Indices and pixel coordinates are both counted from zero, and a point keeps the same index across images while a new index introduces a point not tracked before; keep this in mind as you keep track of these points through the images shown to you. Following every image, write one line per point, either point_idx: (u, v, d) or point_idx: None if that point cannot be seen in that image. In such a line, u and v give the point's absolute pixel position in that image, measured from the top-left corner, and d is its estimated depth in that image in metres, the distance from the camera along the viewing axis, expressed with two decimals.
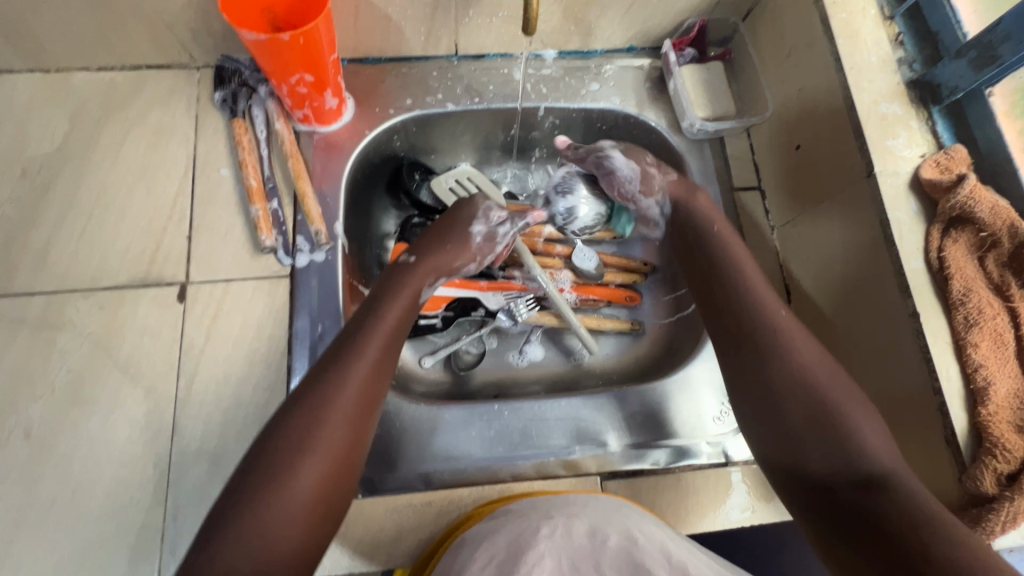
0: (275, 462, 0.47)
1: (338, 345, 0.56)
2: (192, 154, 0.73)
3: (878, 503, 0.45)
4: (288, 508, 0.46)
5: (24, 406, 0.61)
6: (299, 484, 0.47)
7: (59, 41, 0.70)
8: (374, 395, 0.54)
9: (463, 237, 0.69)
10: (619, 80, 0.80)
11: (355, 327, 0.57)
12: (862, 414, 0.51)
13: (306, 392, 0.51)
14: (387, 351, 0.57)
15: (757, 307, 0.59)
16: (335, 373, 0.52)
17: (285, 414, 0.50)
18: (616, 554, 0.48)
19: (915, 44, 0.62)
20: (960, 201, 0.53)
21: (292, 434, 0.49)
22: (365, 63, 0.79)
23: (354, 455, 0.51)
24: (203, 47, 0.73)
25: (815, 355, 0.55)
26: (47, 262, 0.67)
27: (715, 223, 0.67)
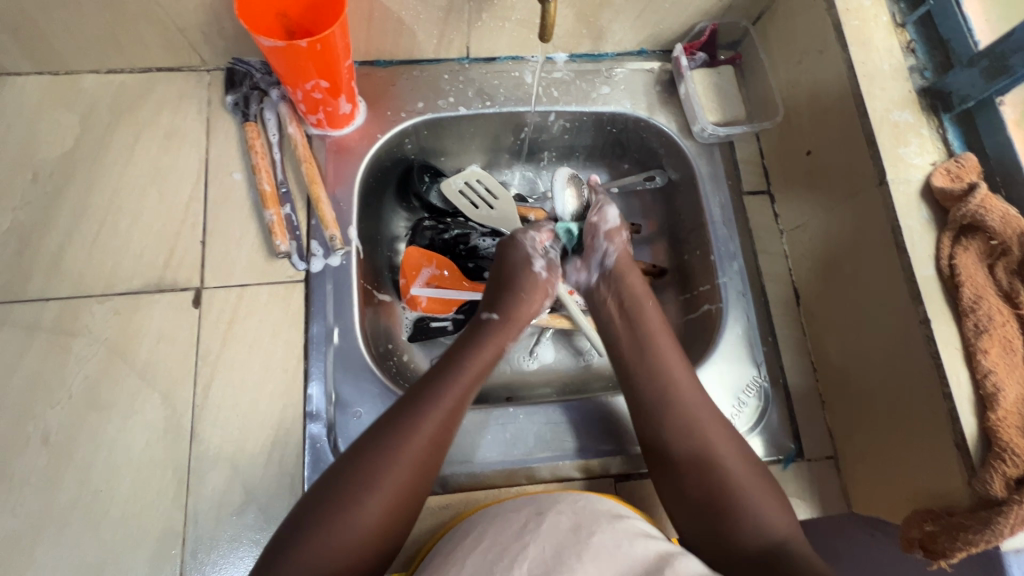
0: (353, 487, 0.49)
1: (422, 385, 0.58)
2: (204, 158, 0.73)
3: (785, 569, 0.48)
4: (351, 535, 0.47)
5: (42, 411, 0.62)
6: (363, 514, 0.49)
7: (69, 43, 0.69)
8: (446, 441, 0.56)
9: (533, 278, 0.69)
10: (629, 83, 0.80)
11: (441, 366, 0.60)
12: (762, 490, 0.54)
13: (386, 430, 0.53)
14: (466, 397, 0.58)
15: (705, 452, 0.56)
16: (415, 413, 0.54)
17: (367, 440, 0.53)
18: (597, 546, 0.48)
19: (927, 52, 0.63)
20: (970, 210, 0.54)
21: (370, 467, 0.51)
22: (376, 65, 0.79)
23: (415, 498, 0.52)
24: (214, 49, 0.72)
25: (747, 467, 0.55)
26: (61, 267, 0.67)
27: (646, 299, 0.68)
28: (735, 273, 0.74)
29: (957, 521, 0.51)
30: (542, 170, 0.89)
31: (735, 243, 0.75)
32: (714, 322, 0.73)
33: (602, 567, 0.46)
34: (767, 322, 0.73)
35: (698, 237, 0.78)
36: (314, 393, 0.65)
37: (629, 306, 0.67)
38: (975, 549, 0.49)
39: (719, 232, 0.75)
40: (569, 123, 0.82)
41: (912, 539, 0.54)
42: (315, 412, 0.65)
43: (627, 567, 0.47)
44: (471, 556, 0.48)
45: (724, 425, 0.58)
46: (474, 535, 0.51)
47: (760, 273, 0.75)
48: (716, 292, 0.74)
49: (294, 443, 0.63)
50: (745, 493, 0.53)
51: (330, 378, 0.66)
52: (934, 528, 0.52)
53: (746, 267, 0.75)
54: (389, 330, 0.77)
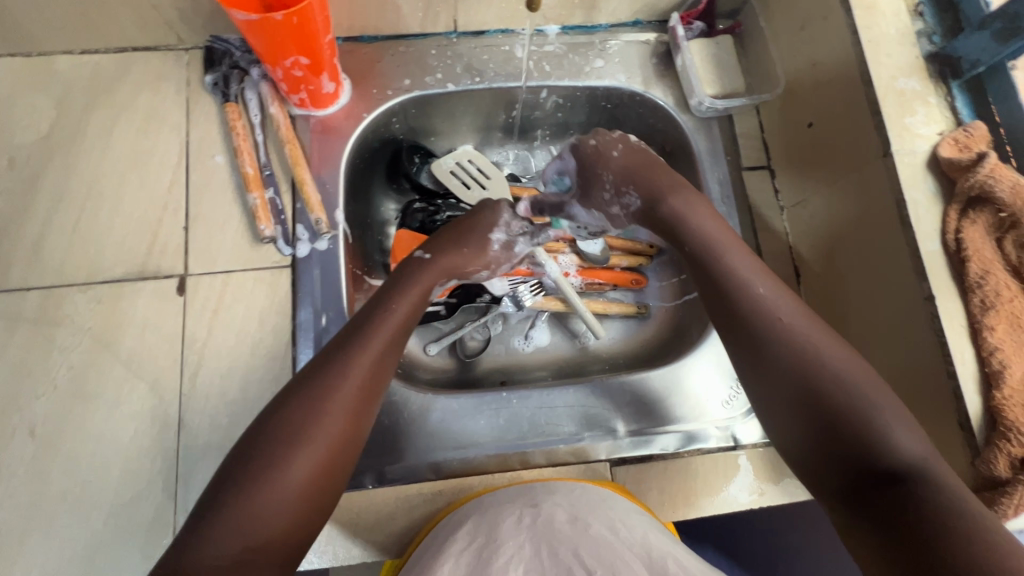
0: (263, 455, 0.45)
1: (344, 334, 0.53)
2: (185, 141, 0.70)
3: (908, 504, 0.40)
4: (267, 507, 0.43)
5: (26, 403, 0.61)
6: (285, 479, 0.45)
7: (40, 23, 0.66)
8: (374, 388, 0.52)
9: (481, 238, 0.64)
10: (624, 56, 0.77)
11: (363, 319, 0.55)
12: (888, 402, 0.45)
13: (303, 384, 0.49)
14: (389, 345, 0.54)
15: (809, 354, 0.48)
16: (334, 363, 0.50)
17: (279, 404, 0.48)
18: (593, 542, 0.47)
19: (936, 15, 0.60)
20: (979, 180, 0.52)
21: (287, 428, 0.46)
22: (360, 42, 0.76)
23: (346, 457, 0.49)
24: (191, 27, 0.70)
25: (868, 383, 0.46)
26: (42, 256, 0.65)
27: (691, 218, 0.58)
28: None
29: None
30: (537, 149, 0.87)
31: (734, 220, 0.73)
32: None
33: (598, 555, 0.45)
34: None
35: None
36: None
37: (673, 228, 0.58)
38: None
39: (717, 210, 0.73)
40: (562, 99, 0.79)
41: None
42: None
43: (623, 551, 0.46)
44: (464, 552, 0.47)
45: (826, 330, 0.50)
46: (467, 527, 0.51)
47: (760, 252, 0.73)
48: None
49: None
50: (868, 395, 0.45)
51: None
52: None
53: (745, 246, 0.73)
54: None
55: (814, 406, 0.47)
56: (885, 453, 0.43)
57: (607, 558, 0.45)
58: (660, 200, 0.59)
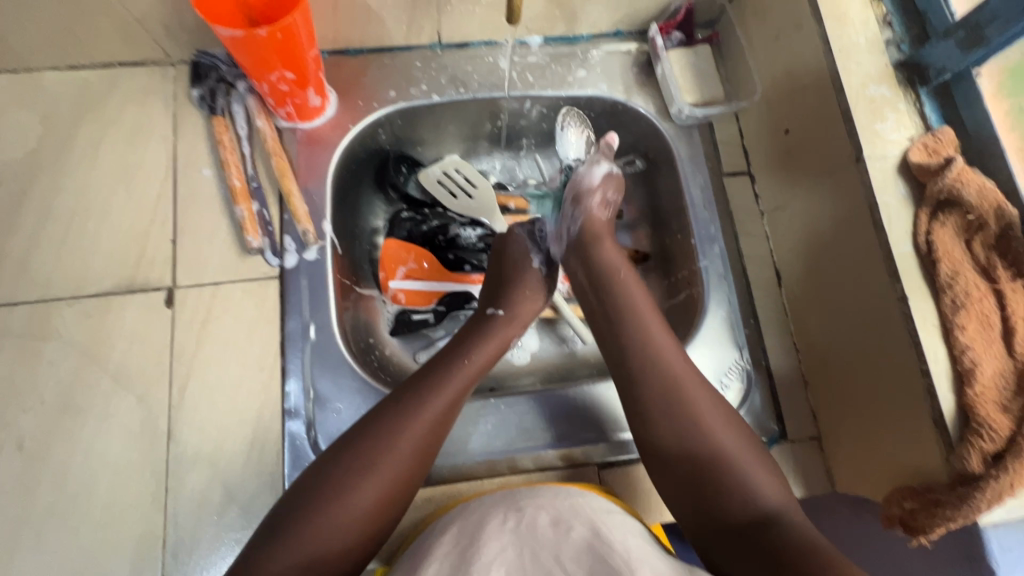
0: (342, 471, 0.49)
1: (422, 375, 0.58)
2: (172, 154, 0.71)
3: (779, 534, 0.46)
4: (345, 520, 0.47)
5: (14, 418, 0.61)
6: (353, 501, 0.48)
7: (26, 39, 0.67)
8: (447, 428, 0.55)
9: (535, 275, 0.69)
10: (606, 65, 0.79)
11: (444, 356, 0.60)
12: (756, 460, 0.52)
13: (384, 417, 0.53)
14: (467, 388, 0.58)
15: (693, 419, 0.54)
16: (414, 399, 0.54)
17: (361, 430, 0.53)
18: (575, 545, 0.48)
19: (904, 24, 0.62)
20: (947, 184, 0.53)
21: (369, 449, 0.51)
22: (345, 54, 0.77)
23: (406, 490, 0.52)
24: (177, 42, 0.70)
25: (732, 435, 0.53)
26: (30, 270, 0.65)
27: (623, 270, 0.65)
28: (716, 256, 0.73)
29: (935, 498, 0.51)
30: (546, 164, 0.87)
31: (716, 225, 0.74)
32: (696, 306, 0.73)
33: (578, 557, 0.47)
34: (749, 303, 0.72)
35: (678, 221, 0.77)
36: (292, 390, 0.64)
37: (603, 282, 0.64)
38: (953, 524, 0.49)
39: (700, 214, 0.74)
40: (546, 109, 0.80)
41: (892, 516, 0.54)
42: (293, 410, 0.64)
43: (604, 553, 0.47)
44: (449, 554, 0.48)
45: (707, 389, 0.56)
46: (452, 531, 0.51)
47: (741, 255, 0.74)
48: (697, 277, 0.73)
49: (273, 441, 0.62)
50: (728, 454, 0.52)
51: (308, 374, 0.65)
52: (914, 505, 0.52)
53: (727, 250, 0.74)
54: (369, 324, 0.76)
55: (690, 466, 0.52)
56: (740, 504, 0.49)
57: (586, 560, 0.46)
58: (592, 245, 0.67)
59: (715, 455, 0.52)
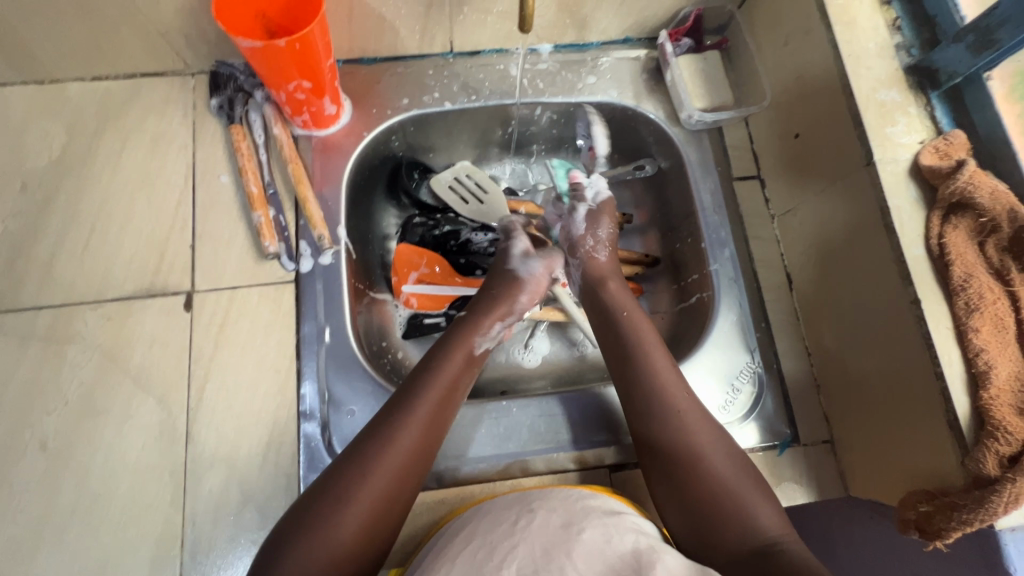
0: (321, 502, 0.49)
1: (398, 395, 0.57)
2: (191, 162, 0.73)
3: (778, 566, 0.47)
4: (330, 552, 0.47)
5: (38, 419, 0.62)
6: (351, 516, 0.49)
7: (52, 50, 0.69)
8: (427, 448, 0.55)
9: (507, 275, 0.71)
10: (615, 72, 0.80)
11: (416, 373, 0.60)
12: (752, 491, 0.53)
13: (375, 430, 0.54)
14: (454, 393, 0.60)
15: (696, 454, 0.56)
16: (403, 409, 0.56)
17: (340, 461, 0.53)
18: (587, 545, 0.48)
19: (914, 29, 0.62)
20: (959, 186, 0.53)
21: (346, 478, 0.51)
22: (359, 63, 0.79)
23: (402, 500, 0.53)
24: (197, 53, 0.72)
25: (736, 466, 0.55)
26: (54, 275, 0.67)
27: (644, 342, 0.63)
28: (726, 260, 0.73)
29: (951, 501, 0.50)
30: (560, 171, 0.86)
31: (726, 229, 0.74)
32: (707, 310, 0.73)
33: (590, 560, 0.47)
34: (760, 307, 0.72)
35: (688, 225, 0.78)
36: (307, 392, 0.65)
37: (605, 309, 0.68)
38: (969, 528, 0.49)
39: (710, 219, 0.75)
40: (556, 115, 0.81)
41: (908, 520, 0.54)
42: (309, 412, 0.65)
43: (615, 560, 0.47)
44: (463, 554, 0.49)
45: (709, 422, 0.58)
46: (467, 532, 0.51)
47: (752, 259, 0.74)
48: (708, 281, 0.74)
49: (289, 443, 0.63)
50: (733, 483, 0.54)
51: (323, 377, 0.66)
52: (929, 508, 0.52)
53: (738, 254, 0.74)
54: (383, 328, 0.77)
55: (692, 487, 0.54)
56: (740, 532, 0.51)
57: (597, 564, 0.46)
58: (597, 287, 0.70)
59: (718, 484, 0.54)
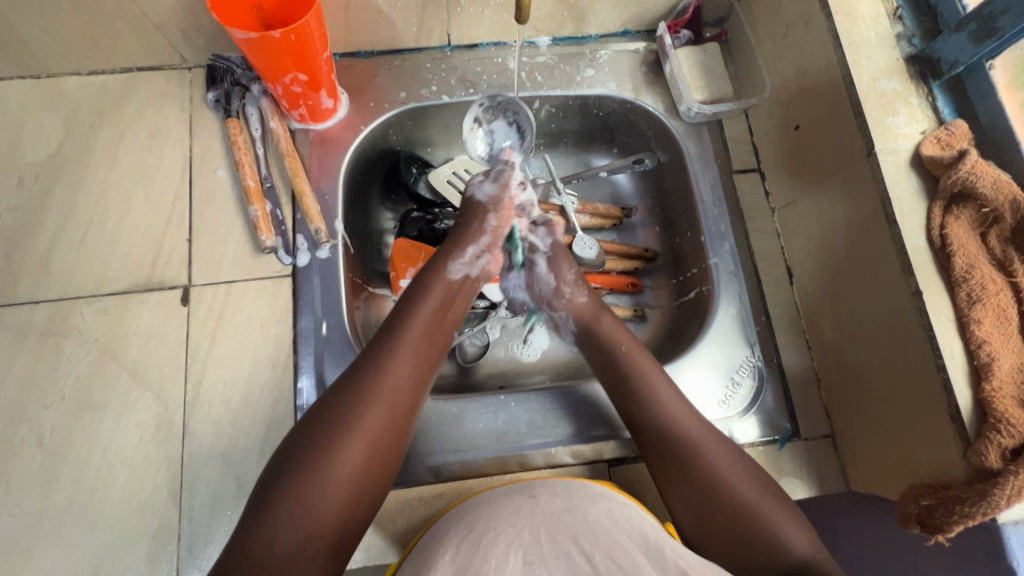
0: (315, 444, 0.49)
1: (384, 331, 0.57)
2: (188, 156, 0.72)
3: None
4: (328, 491, 0.48)
5: (35, 413, 0.62)
6: (337, 471, 0.49)
7: (48, 44, 0.69)
8: (419, 384, 0.55)
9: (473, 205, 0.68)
10: (614, 64, 0.79)
11: (402, 308, 0.59)
12: (777, 508, 0.52)
13: (353, 378, 0.53)
14: (429, 333, 0.59)
15: (709, 468, 0.54)
16: (381, 355, 0.55)
17: (330, 400, 0.52)
18: (593, 528, 0.48)
19: (915, 18, 0.61)
20: (962, 175, 0.52)
21: (339, 416, 0.51)
22: (357, 57, 0.78)
23: (389, 447, 0.52)
24: (193, 46, 0.72)
25: (749, 477, 0.54)
26: (51, 269, 0.67)
27: (624, 344, 0.63)
28: (726, 253, 0.73)
29: (953, 495, 0.50)
30: (523, 142, 0.77)
31: (726, 222, 0.74)
32: (707, 304, 0.72)
33: (594, 540, 0.47)
34: (760, 301, 0.72)
35: (688, 219, 0.77)
36: (304, 387, 0.65)
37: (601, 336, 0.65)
38: (971, 522, 0.48)
39: (709, 212, 0.74)
40: (555, 108, 0.81)
41: (909, 513, 0.53)
42: (306, 406, 0.64)
43: (621, 537, 0.47)
44: (464, 541, 0.48)
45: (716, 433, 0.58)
46: (467, 519, 0.51)
47: (752, 253, 0.74)
48: (707, 274, 0.73)
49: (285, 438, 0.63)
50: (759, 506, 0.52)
51: (320, 371, 0.66)
52: (931, 501, 0.51)
53: (738, 247, 0.74)
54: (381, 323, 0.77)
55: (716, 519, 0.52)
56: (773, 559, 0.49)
57: (603, 543, 0.47)
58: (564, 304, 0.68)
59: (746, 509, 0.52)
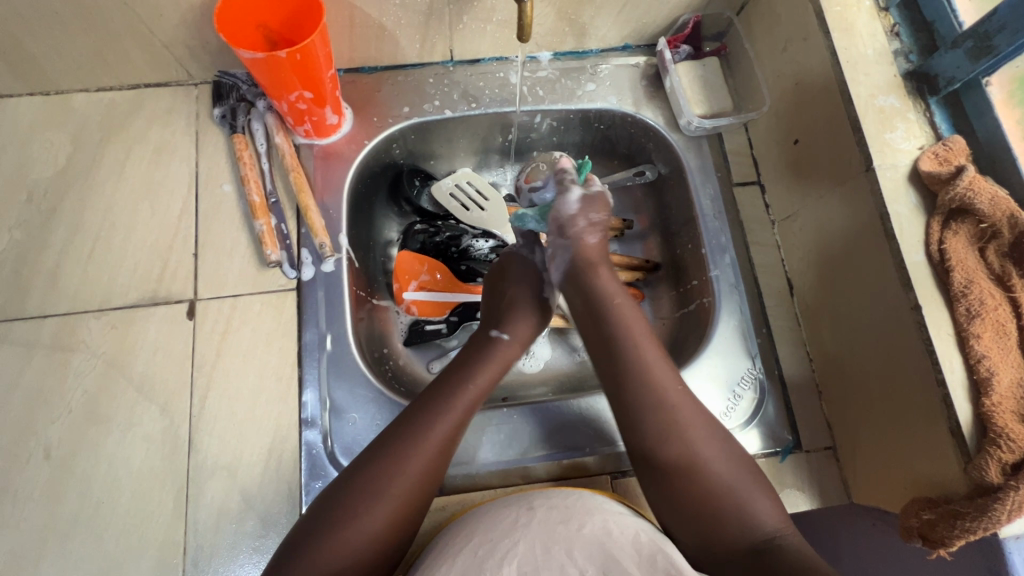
0: (351, 495, 0.51)
1: (430, 393, 0.59)
2: (194, 171, 0.73)
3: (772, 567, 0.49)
4: (358, 537, 0.50)
5: (43, 427, 0.63)
6: (369, 519, 0.51)
7: (57, 62, 0.70)
8: (453, 447, 0.57)
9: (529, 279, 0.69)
10: (615, 79, 0.80)
11: (450, 372, 0.61)
12: (755, 489, 0.54)
13: (397, 436, 0.55)
14: (475, 402, 0.60)
15: (686, 448, 0.55)
16: (425, 415, 0.56)
17: (371, 454, 0.54)
18: (587, 538, 0.49)
19: (912, 35, 0.62)
20: (959, 193, 0.53)
21: (379, 471, 0.53)
22: (361, 72, 0.79)
23: (421, 502, 0.54)
24: (200, 63, 0.73)
25: (732, 462, 0.55)
26: (58, 283, 0.68)
27: (619, 308, 0.62)
28: (727, 266, 0.73)
29: (954, 509, 0.50)
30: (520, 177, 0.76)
31: (727, 235, 0.74)
32: (708, 316, 0.73)
33: (589, 552, 0.48)
34: (761, 313, 0.72)
35: (688, 231, 0.78)
36: (309, 400, 0.65)
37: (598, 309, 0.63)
38: (973, 536, 0.48)
39: (710, 224, 0.75)
40: (556, 122, 0.82)
41: (910, 527, 0.53)
42: (310, 419, 0.65)
43: (615, 549, 0.48)
44: (463, 552, 0.49)
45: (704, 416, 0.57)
46: (467, 530, 0.51)
47: (753, 265, 0.74)
48: (708, 286, 0.74)
49: (290, 451, 0.64)
50: (736, 487, 0.53)
51: (324, 384, 0.66)
52: (932, 516, 0.52)
53: (738, 259, 0.74)
54: (384, 334, 0.78)
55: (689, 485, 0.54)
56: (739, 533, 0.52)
57: (598, 556, 0.48)
58: (586, 275, 0.65)
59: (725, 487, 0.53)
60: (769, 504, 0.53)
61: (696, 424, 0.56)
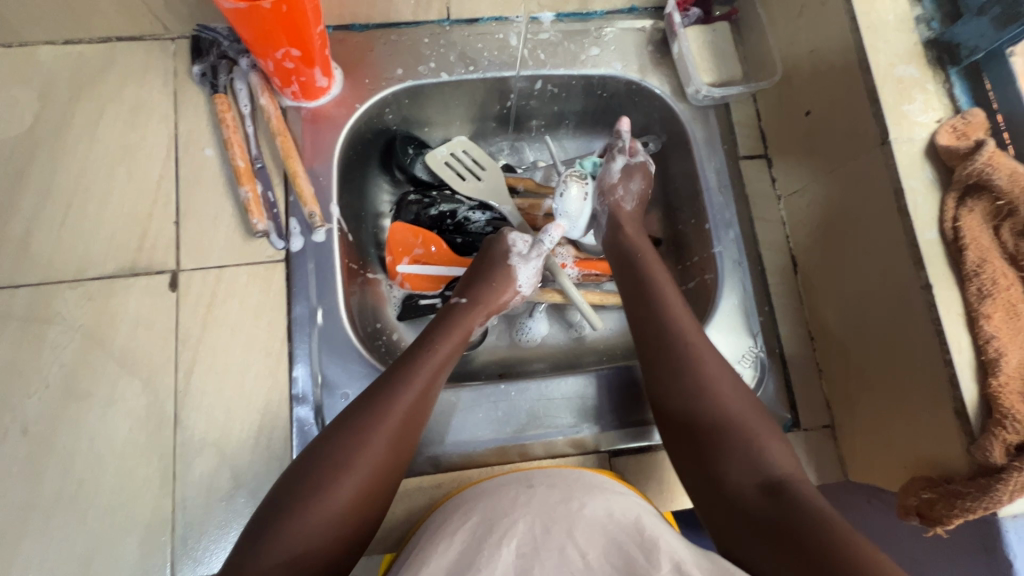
0: (310, 478, 0.49)
1: (390, 371, 0.58)
2: (174, 134, 0.69)
3: (790, 506, 0.46)
4: (323, 518, 0.47)
5: (19, 402, 0.60)
6: (335, 497, 0.48)
7: (20, 12, 0.65)
8: (414, 426, 0.55)
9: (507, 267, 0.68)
10: (620, 43, 0.76)
11: (408, 354, 0.60)
12: (767, 430, 0.53)
13: (357, 415, 0.53)
14: (434, 381, 0.58)
15: (706, 386, 0.56)
16: (385, 395, 0.55)
17: (332, 433, 0.52)
18: (589, 519, 0.47)
19: (934, 1, 0.59)
20: (978, 167, 0.51)
21: (341, 449, 0.51)
22: (351, 30, 0.75)
23: (386, 485, 0.52)
24: (177, 16, 0.68)
25: (749, 408, 0.55)
26: (30, 252, 0.64)
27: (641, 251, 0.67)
28: (731, 242, 0.71)
29: (955, 489, 0.50)
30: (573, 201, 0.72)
31: (731, 210, 0.72)
32: (709, 293, 0.71)
33: (591, 534, 0.46)
34: (764, 290, 0.71)
35: (692, 205, 0.76)
36: (299, 375, 0.63)
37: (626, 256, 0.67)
38: (972, 515, 0.48)
39: (714, 198, 0.73)
40: (557, 88, 0.78)
41: (908, 506, 0.53)
42: (301, 395, 0.63)
43: (617, 531, 0.47)
44: (460, 531, 0.48)
45: (726, 365, 0.58)
46: (464, 509, 0.50)
47: (757, 241, 0.72)
48: (711, 262, 0.72)
49: (281, 427, 0.62)
50: (751, 427, 0.53)
51: (316, 359, 0.64)
52: (932, 495, 0.51)
53: (742, 235, 0.72)
54: (377, 308, 0.75)
55: (712, 430, 0.53)
56: (751, 472, 0.50)
57: (599, 537, 0.46)
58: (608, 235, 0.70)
59: (736, 427, 0.53)
60: (781, 448, 0.52)
61: (715, 365, 0.57)
